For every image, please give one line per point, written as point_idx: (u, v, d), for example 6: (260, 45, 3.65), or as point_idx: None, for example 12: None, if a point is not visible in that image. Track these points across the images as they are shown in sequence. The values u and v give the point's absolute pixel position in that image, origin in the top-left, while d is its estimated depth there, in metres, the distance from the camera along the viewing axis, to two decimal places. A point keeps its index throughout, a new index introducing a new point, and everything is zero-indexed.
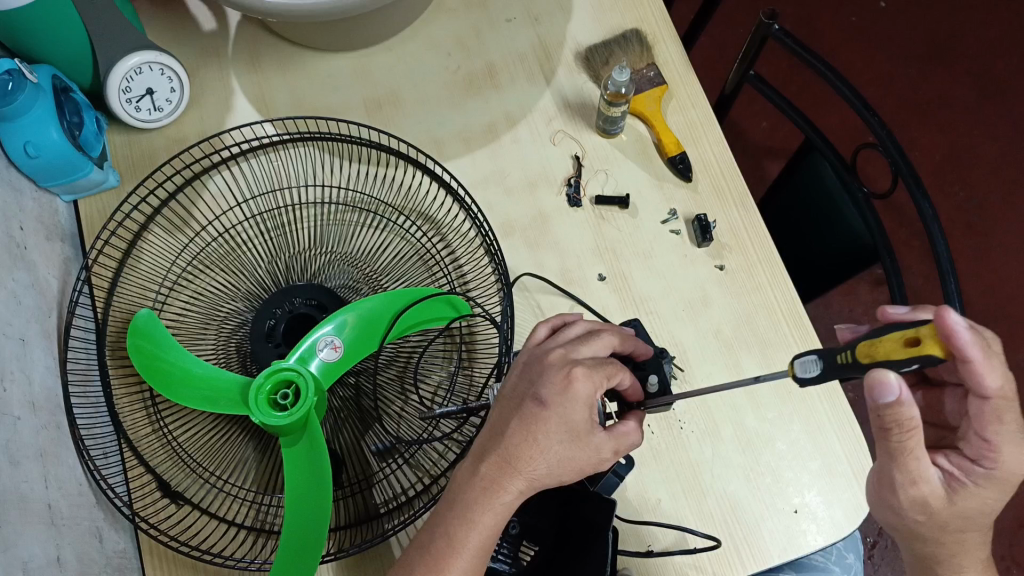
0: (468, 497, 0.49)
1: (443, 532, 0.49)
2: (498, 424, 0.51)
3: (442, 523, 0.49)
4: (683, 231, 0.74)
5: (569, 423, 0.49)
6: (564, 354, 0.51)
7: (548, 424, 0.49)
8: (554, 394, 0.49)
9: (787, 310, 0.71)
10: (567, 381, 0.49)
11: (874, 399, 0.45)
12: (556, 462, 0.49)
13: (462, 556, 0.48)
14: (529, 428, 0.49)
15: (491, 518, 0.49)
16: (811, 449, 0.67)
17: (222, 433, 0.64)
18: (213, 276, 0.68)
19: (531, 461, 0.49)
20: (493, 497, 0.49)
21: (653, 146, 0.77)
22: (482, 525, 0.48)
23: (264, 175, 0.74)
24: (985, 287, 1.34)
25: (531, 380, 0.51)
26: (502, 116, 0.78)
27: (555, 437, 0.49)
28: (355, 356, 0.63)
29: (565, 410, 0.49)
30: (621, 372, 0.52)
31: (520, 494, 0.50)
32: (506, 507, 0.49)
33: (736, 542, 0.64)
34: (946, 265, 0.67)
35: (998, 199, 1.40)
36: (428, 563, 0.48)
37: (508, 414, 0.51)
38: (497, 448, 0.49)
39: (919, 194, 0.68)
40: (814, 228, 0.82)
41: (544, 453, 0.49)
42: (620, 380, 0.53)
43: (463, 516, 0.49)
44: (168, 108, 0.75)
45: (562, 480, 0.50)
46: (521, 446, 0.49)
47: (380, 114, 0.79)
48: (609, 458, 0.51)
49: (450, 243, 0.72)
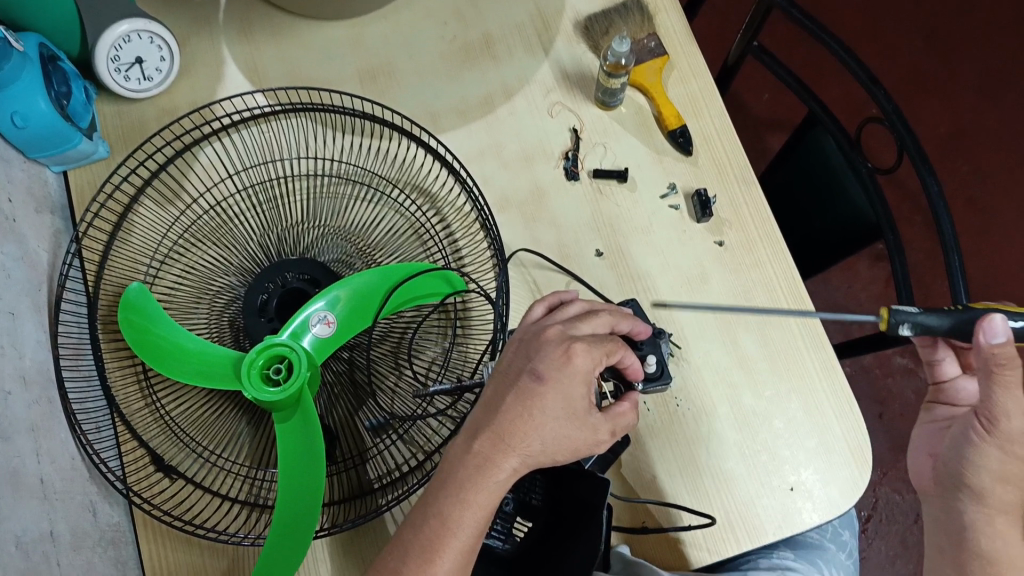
0: (462, 475, 0.47)
1: (436, 511, 0.46)
2: (494, 397, 0.49)
3: (434, 502, 0.46)
4: (682, 206, 0.73)
5: (569, 397, 0.48)
6: (562, 329, 0.50)
7: (546, 399, 0.47)
8: (553, 368, 0.48)
9: (787, 287, 0.70)
10: (566, 356, 0.48)
11: (985, 340, 0.52)
12: (551, 439, 0.48)
13: (461, 535, 0.46)
14: (526, 403, 0.47)
15: (485, 497, 0.47)
16: (808, 427, 0.67)
17: (213, 407, 0.64)
18: (205, 249, 0.67)
19: (525, 437, 0.47)
20: (486, 475, 0.47)
21: (653, 119, 0.76)
22: (476, 504, 0.46)
23: (256, 147, 0.73)
24: (987, 261, 1.34)
25: (526, 356, 0.50)
26: (499, 88, 0.77)
27: (551, 411, 0.48)
28: (348, 332, 0.62)
29: (564, 385, 0.48)
30: (621, 348, 0.51)
31: (514, 473, 0.48)
32: (500, 485, 0.47)
33: (732, 520, 0.64)
34: (950, 238, 0.65)
35: (1001, 174, 1.38)
36: (425, 544, 0.46)
37: (506, 387, 0.49)
38: (491, 423, 0.47)
39: (925, 170, 0.67)
40: (816, 204, 0.80)
41: (539, 429, 0.47)
42: (619, 356, 0.52)
43: (456, 495, 0.46)
44: (157, 78, 0.74)
45: (556, 457, 0.48)
46: (517, 422, 0.47)
47: (374, 84, 0.77)
48: (606, 439, 0.50)
49: (444, 217, 0.72)
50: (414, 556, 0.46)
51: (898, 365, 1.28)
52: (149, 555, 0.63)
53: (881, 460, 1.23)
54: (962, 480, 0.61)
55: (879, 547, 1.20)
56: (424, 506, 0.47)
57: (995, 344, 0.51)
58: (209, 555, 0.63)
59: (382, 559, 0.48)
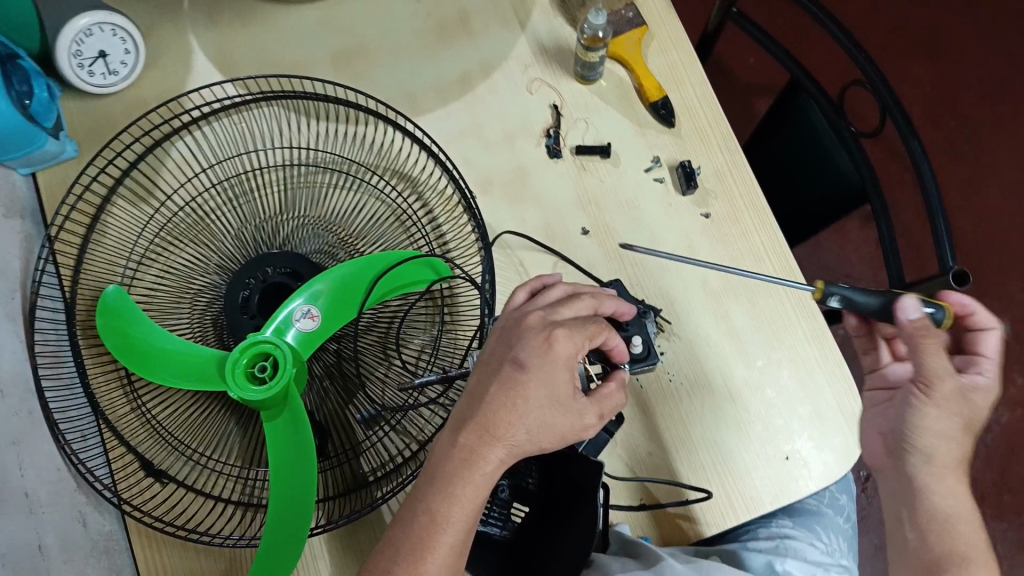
0: (449, 469, 0.45)
1: (425, 509, 0.45)
2: (477, 387, 0.47)
3: (422, 499, 0.45)
4: (666, 179, 0.71)
5: (552, 384, 0.46)
6: (543, 316, 0.49)
7: (528, 388, 0.46)
8: (535, 355, 0.46)
9: (775, 257, 0.70)
10: (547, 343, 0.47)
11: (901, 316, 0.55)
12: (537, 427, 0.46)
13: (449, 531, 0.44)
14: (509, 393, 0.45)
15: (473, 491, 0.45)
16: (801, 395, 0.66)
17: (200, 408, 0.63)
18: (183, 247, 0.65)
19: (510, 428, 0.45)
20: (474, 468, 0.45)
21: (634, 91, 0.74)
22: (464, 499, 0.44)
23: (229, 139, 0.70)
24: (974, 218, 1.33)
25: (507, 344, 0.48)
26: (477, 64, 0.75)
27: (534, 400, 0.46)
28: (333, 325, 0.61)
29: (547, 374, 0.46)
30: (605, 330, 0.50)
31: (502, 465, 0.46)
32: (488, 478, 0.45)
33: (729, 492, 0.64)
34: (935, 200, 0.64)
35: (985, 130, 1.38)
36: (415, 543, 0.44)
37: (488, 377, 0.47)
38: (474, 415, 0.46)
39: (908, 133, 0.65)
40: (801, 170, 0.79)
41: (523, 418, 0.46)
42: (602, 338, 0.50)
43: (445, 490, 0.45)
44: (123, 72, 0.71)
45: (540, 446, 0.47)
46: (501, 412, 0.45)
47: (349, 68, 0.74)
48: (594, 423, 0.49)
49: (426, 201, 0.71)
50: (404, 554, 0.44)
51: None
52: (143, 561, 0.62)
53: None
54: (907, 446, 0.59)
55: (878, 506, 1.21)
56: (413, 502, 0.45)
57: (908, 319, 0.55)
58: (205, 558, 0.62)
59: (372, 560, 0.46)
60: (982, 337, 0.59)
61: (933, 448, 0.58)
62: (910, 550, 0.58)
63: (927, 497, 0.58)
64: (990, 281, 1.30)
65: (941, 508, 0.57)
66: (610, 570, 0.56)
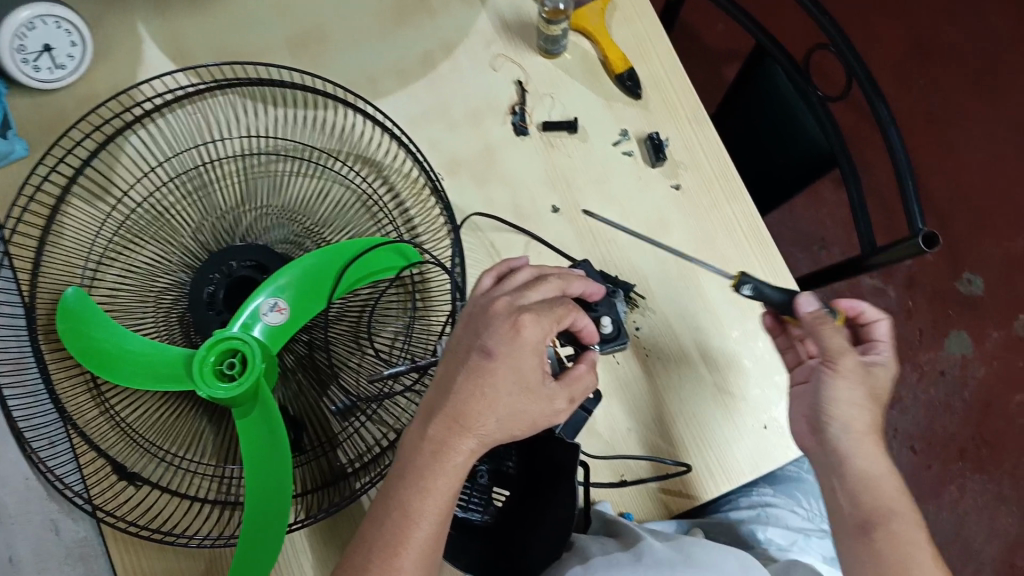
0: (420, 462, 0.45)
1: (396, 503, 0.45)
2: (445, 378, 0.47)
3: (394, 494, 0.45)
4: (636, 152, 0.70)
5: (520, 371, 0.46)
6: (510, 302, 0.48)
7: (497, 376, 0.45)
8: (502, 343, 0.46)
9: (747, 227, 0.69)
10: (515, 329, 0.46)
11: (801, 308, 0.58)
12: (506, 416, 0.46)
13: (423, 523, 0.45)
14: (477, 381, 0.45)
15: (446, 482, 0.45)
16: (777, 363, 0.66)
17: (171, 408, 0.61)
18: (143, 244, 0.63)
19: (479, 418, 0.45)
20: (444, 461, 0.45)
21: (599, 64, 0.73)
22: (437, 491, 0.45)
23: (184, 130, 0.68)
24: (946, 177, 1.34)
25: (475, 332, 0.47)
26: (437, 43, 0.73)
27: (503, 388, 0.46)
28: (301, 318, 0.60)
29: (515, 360, 0.46)
30: (573, 311, 0.50)
31: (473, 454, 0.46)
32: (460, 468, 0.46)
33: (709, 465, 0.64)
34: (903, 163, 0.64)
35: (953, 88, 1.38)
36: (387, 538, 0.45)
37: (455, 366, 0.47)
38: (444, 406, 0.46)
39: (875, 96, 0.64)
40: (770, 136, 0.78)
41: (493, 407, 0.45)
42: (571, 320, 0.50)
43: (417, 484, 0.45)
44: (71, 65, 0.67)
45: (512, 433, 0.47)
46: (470, 401, 0.45)
47: (305, 52, 0.72)
48: (564, 407, 0.48)
49: (392, 185, 0.69)
50: (380, 550, 0.45)
51: (868, 286, 1.28)
52: (120, 566, 0.60)
53: None
54: (825, 415, 0.56)
55: None
56: (384, 499, 0.46)
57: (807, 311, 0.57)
58: (184, 560, 0.61)
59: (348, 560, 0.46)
60: (873, 324, 0.61)
61: (847, 418, 0.55)
62: (842, 514, 0.55)
63: (851, 463, 0.55)
64: (963, 240, 1.31)
65: (865, 473, 0.55)
66: (590, 553, 0.55)
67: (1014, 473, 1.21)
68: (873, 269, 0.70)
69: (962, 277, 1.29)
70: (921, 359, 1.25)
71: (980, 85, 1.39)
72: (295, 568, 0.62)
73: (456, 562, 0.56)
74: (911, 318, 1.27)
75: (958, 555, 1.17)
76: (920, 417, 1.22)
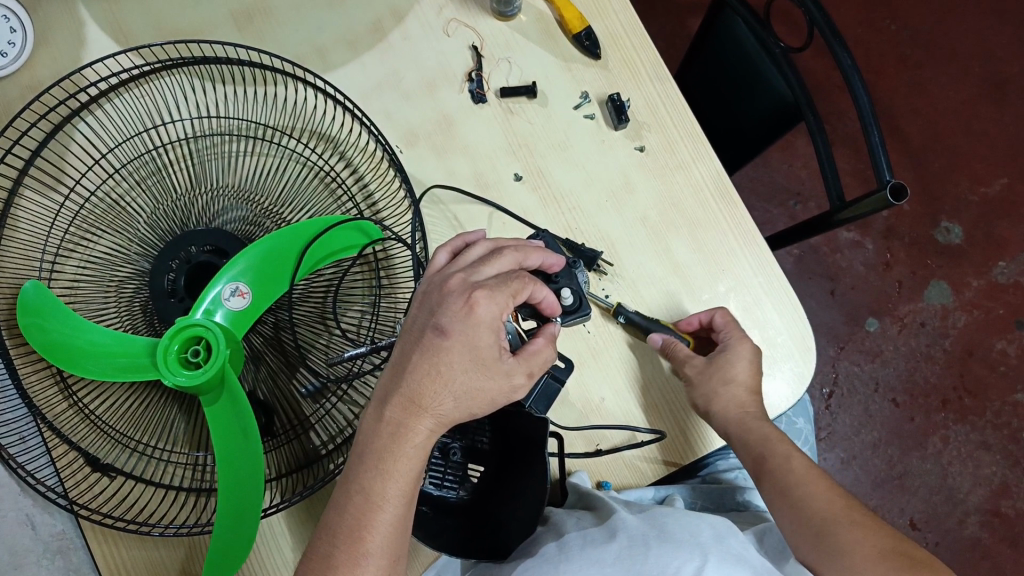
0: (379, 446, 0.47)
1: (359, 488, 0.47)
2: (400, 359, 0.48)
3: (355, 479, 0.47)
4: (597, 114, 0.69)
5: (475, 346, 0.47)
6: (464, 278, 0.49)
7: (451, 354, 0.47)
8: (455, 320, 0.47)
9: (714, 186, 0.68)
10: (468, 306, 0.47)
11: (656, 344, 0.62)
12: (463, 393, 0.47)
13: (389, 507, 0.46)
14: (432, 361, 0.47)
15: (406, 464, 0.47)
16: (746, 321, 0.65)
17: (139, 399, 0.60)
18: (99, 234, 0.62)
19: (436, 398, 0.47)
20: (403, 441, 0.47)
21: (556, 25, 0.71)
22: (397, 474, 0.47)
23: (133, 114, 0.66)
24: (924, 122, 1.32)
25: (429, 311, 0.49)
26: (387, 10, 0.70)
27: (458, 367, 0.47)
28: (264, 302, 0.58)
29: (469, 336, 0.47)
30: (529, 283, 0.50)
31: (431, 434, 0.48)
32: (419, 449, 0.47)
33: (683, 431, 0.64)
34: (868, 112, 0.62)
35: (928, 28, 1.36)
36: (351, 524, 0.46)
37: (409, 347, 0.48)
38: (400, 388, 0.47)
39: (837, 44, 0.63)
40: (733, 92, 0.77)
41: (448, 386, 0.47)
42: (529, 292, 0.50)
43: (376, 467, 0.46)
44: (11, 53, 0.65)
45: (471, 412, 0.48)
46: (425, 381, 0.47)
47: (251, 26, 0.69)
48: (523, 382, 0.49)
49: (350, 160, 0.68)
50: (345, 537, 0.46)
51: (845, 240, 1.27)
52: (99, 556, 0.61)
53: (837, 335, 1.24)
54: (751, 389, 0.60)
55: (843, 420, 1.21)
56: (345, 484, 0.47)
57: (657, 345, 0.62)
58: (164, 547, 0.62)
59: (312, 545, 0.48)
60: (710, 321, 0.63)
61: None
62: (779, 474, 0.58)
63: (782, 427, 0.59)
64: (942, 187, 1.29)
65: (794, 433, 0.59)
66: (564, 530, 0.55)
67: (996, 421, 1.22)
68: (842, 223, 0.69)
69: (940, 226, 1.28)
70: (900, 311, 1.25)
71: (957, 24, 1.36)
72: (274, 550, 0.63)
73: (430, 541, 0.55)
74: (890, 269, 1.26)
75: (943, 504, 1.18)
76: (901, 367, 1.23)
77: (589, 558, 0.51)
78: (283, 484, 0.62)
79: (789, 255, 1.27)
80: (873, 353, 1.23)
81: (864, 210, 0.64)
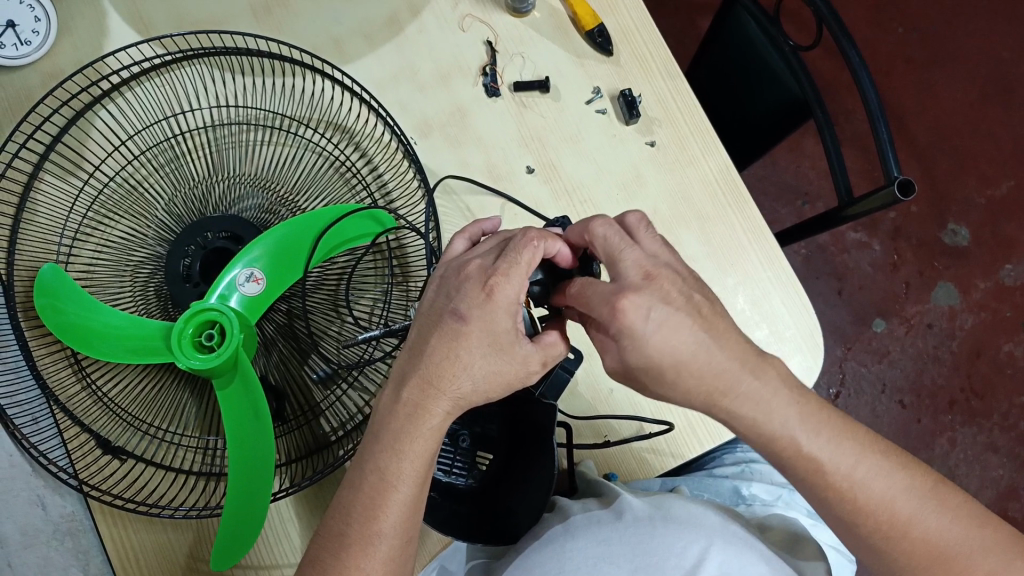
0: (395, 427, 0.48)
1: (374, 468, 0.48)
2: (418, 342, 0.49)
3: (371, 458, 0.48)
4: (609, 110, 0.70)
5: (492, 331, 0.47)
6: (482, 266, 0.49)
7: (469, 339, 0.47)
8: (473, 307, 0.47)
9: (724, 181, 0.69)
10: (486, 292, 0.47)
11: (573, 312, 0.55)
12: (481, 377, 0.48)
13: (403, 487, 0.47)
14: (449, 345, 0.47)
15: (422, 445, 0.48)
16: (757, 316, 0.66)
17: (153, 383, 0.60)
18: (118, 218, 0.62)
19: (454, 380, 0.47)
20: (420, 421, 0.48)
21: (569, 21, 0.72)
22: (413, 454, 0.47)
23: (154, 103, 0.67)
24: (931, 127, 1.33)
25: (446, 296, 0.49)
26: (404, 3, 0.71)
27: (476, 350, 0.47)
28: (277, 288, 0.59)
29: (486, 321, 0.47)
30: (540, 247, 0.49)
31: (449, 415, 0.48)
32: (436, 430, 0.48)
33: (688, 421, 0.64)
34: (877, 109, 0.63)
35: (937, 31, 1.37)
36: (366, 503, 0.47)
37: (428, 330, 0.49)
38: (418, 368, 0.48)
39: (847, 41, 0.64)
40: (743, 88, 0.77)
41: (467, 370, 0.47)
42: (541, 256, 0.49)
43: (392, 447, 0.48)
44: (36, 41, 0.66)
45: (487, 394, 0.48)
46: (443, 364, 0.47)
47: (270, 19, 0.71)
48: (537, 369, 0.49)
49: (364, 150, 0.69)
50: (361, 514, 0.47)
51: (851, 240, 1.27)
52: (109, 539, 0.61)
53: (844, 335, 1.24)
54: None
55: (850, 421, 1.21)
56: (361, 462, 0.48)
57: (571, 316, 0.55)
58: (173, 530, 0.62)
59: (327, 524, 0.49)
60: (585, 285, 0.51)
61: None
62: None
63: None
64: (949, 188, 1.30)
65: None
66: (570, 512, 0.56)
67: (1004, 423, 1.22)
68: (851, 219, 0.70)
69: (948, 229, 1.29)
70: (907, 313, 1.25)
71: (964, 30, 1.37)
72: (283, 538, 0.63)
73: (438, 527, 0.55)
74: (898, 271, 1.27)
75: None
76: (908, 369, 1.23)
77: (596, 537, 0.52)
78: (293, 470, 0.63)
79: (797, 255, 1.26)
80: (880, 354, 1.24)
81: (875, 207, 0.64)
